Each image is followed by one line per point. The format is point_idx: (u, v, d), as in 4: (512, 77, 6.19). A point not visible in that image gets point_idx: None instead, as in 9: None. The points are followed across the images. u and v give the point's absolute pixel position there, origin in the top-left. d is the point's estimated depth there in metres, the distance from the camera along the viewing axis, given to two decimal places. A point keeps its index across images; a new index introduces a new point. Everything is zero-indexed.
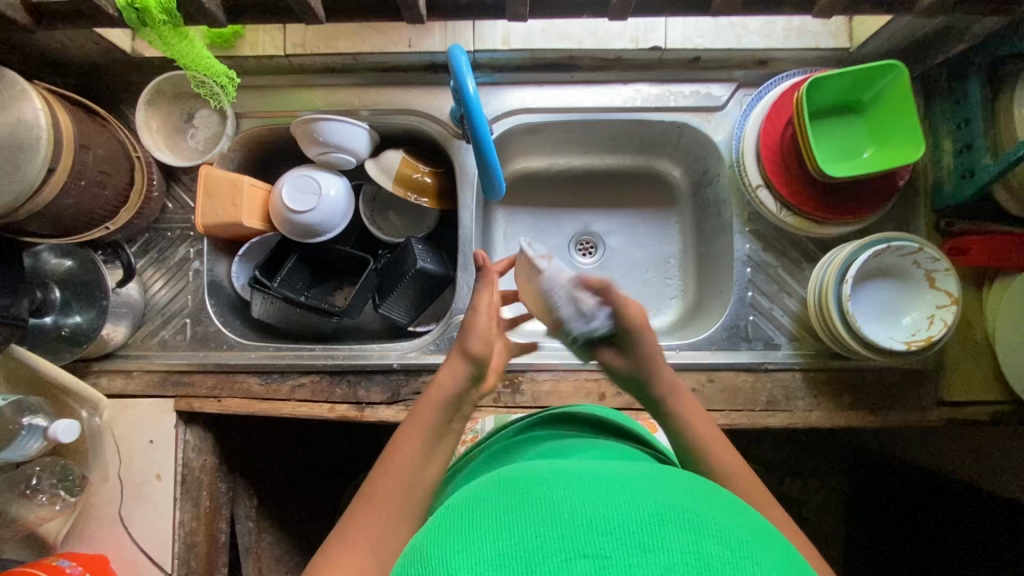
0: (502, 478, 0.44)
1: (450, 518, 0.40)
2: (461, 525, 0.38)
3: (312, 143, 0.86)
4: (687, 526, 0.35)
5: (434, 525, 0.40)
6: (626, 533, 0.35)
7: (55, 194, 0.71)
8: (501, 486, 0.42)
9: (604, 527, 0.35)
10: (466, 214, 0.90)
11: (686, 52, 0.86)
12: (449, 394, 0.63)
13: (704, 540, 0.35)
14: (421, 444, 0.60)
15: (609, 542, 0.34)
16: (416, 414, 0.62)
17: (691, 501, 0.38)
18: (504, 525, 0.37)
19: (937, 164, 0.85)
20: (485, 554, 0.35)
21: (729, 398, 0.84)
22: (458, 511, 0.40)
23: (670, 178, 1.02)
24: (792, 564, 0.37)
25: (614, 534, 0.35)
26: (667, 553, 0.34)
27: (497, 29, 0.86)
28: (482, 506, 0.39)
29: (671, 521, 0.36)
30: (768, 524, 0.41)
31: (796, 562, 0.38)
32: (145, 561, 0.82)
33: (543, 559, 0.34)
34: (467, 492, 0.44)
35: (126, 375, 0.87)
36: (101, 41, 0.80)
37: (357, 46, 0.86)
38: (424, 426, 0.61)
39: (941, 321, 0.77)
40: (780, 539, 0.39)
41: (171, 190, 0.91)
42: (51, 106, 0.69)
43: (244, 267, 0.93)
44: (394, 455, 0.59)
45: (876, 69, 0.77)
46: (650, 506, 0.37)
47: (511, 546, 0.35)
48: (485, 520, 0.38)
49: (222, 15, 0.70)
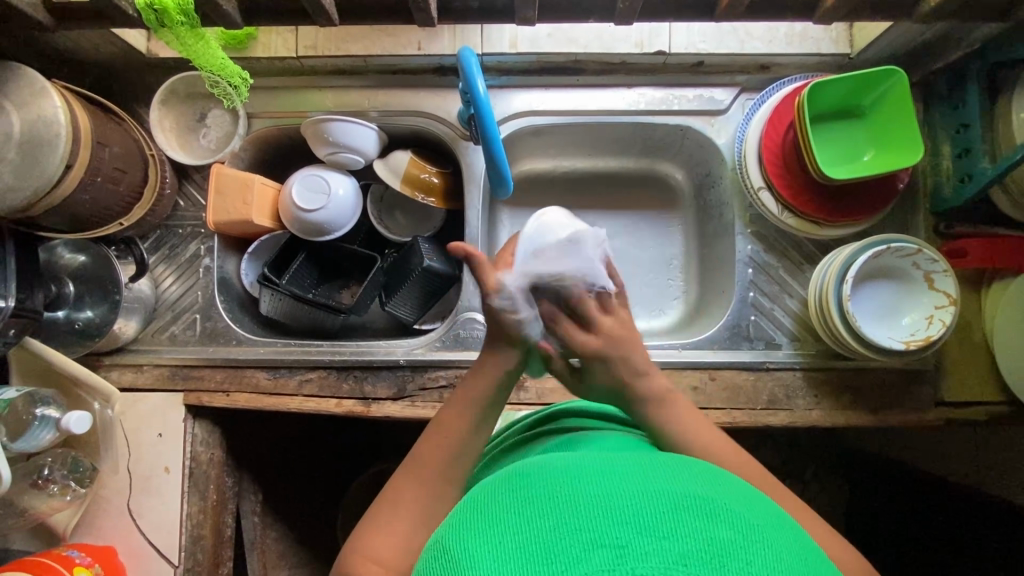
0: (515, 474, 0.45)
1: (469, 515, 0.41)
2: (479, 522, 0.39)
3: (322, 143, 0.88)
4: (698, 513, 0.36)
5: (453, 524, 0.41)
6: (641, 521, 0.36)
7: (72, 190, 0.73)
8: (515, 482, 0.43)
9: (619, 517, 0.36)
10: (472, 214, 0.92)
11: (689, 57, 0.88)
12: (501, 372, 0.62)
13: (717, 526, 0.36)
14: (468, 424, 0.59)
15: (624, 531, 0.35)
16: (463, 391, 0.61)
17: (702, 488, 0.40)
18: (521, 521, 0.38)
19: (936, 167, 0.86)
20: (506, 548, 0.36)
21: (731, 396, 0.85)
22: (476, 507, 0.41)
23: (672, 180, 1.04)
24: (804, 547, 0.38)
25: (628, 523, 0.36)
26: (682, 540, 0.35)
27: (505, 33, 0.88)
28: (498, 503, 0.40)
29: (683, 509, 0.37)
30: (774, 507, 0.42)
31: (805, 543, 0.39)
32: (152, 553, 0.83)
33: (562, 552, 0.35)
34: (483, 488, 0.45)
35: (136, 369, 0.88)
36: (118, 41, 0.82)
37: (367, 48, 0.88)
38: (472, 403, 0.60)
39: (940, 321, 0.79)
40: (789, 523, 0.40)
41: (183, 188, 0.93)
42: (70, 103, 0.71)
43: (254, 265, 0.95)
44: (442, 433, 0.59)
45: (875, 74, 0.79)
46: (661, 495, 0.38)
47: (529, 539, 0.36)
48: (503, 516, 0.39)
49: (238, 16, 0.72)
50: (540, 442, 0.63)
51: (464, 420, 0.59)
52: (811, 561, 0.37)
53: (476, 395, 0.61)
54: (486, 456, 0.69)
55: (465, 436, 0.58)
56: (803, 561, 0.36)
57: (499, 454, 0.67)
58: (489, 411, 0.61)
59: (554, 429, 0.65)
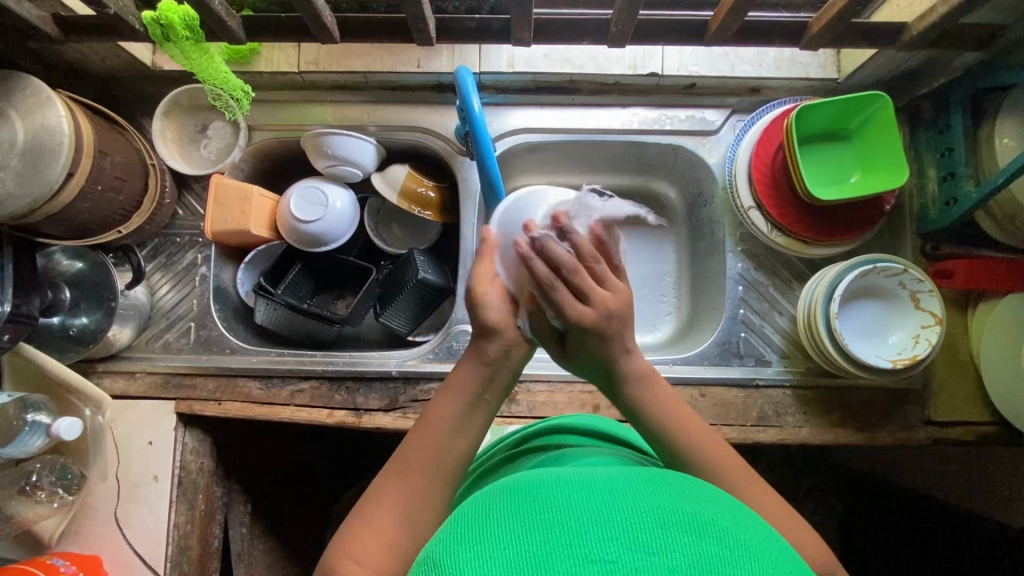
0: (501, 490, 0.45)
1: (457, 532, 0.41)
2: (468, 538, 0.39)
3: (320, 156, 0.89)
4: (687, 529, 0.37)
5: (441, 541, 0.41)
6: (630, 537, 0.36)
7: (73, 198, 0.74)
8: (501, 499, 0.43)
9: (609, 533, 0.37)
10: (467, 228, 0.93)
11: (682, 79, 0.90)
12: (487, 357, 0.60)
13: (705, 539, 0.37)
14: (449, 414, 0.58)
15: (612, 545, 0.36)
16: (452, 380, 0.60)
17: (689, 503, 0.40)
18: (511, 535, 0.38)
19: (922, 190, 0.88)
20: (495, 563, 0.36)
21: (721, 412, 0.86)
22: (465, 524, 0.41)
23: (665, 198, 1.05)
24: (787, 560, 0.39)
25: (617, 538, 0.36)
26: (670, 556, 0.35)
27: (502, 54, 0.90)
28: (487, 519, 0.41)
29: (672, 525, 0.37)
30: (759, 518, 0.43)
31: (787, 552, 0.40)
32: (137, 563, 0.82)
33: (552, 565, 0.35)
34: (470, 505, 0.45)
35: (129, 377, 0.89)
36: (123, 54, 0.84)
37: (368, 65, 0.90)
38: (460, 394, 0.59)
39: (926, 341, 0.80)
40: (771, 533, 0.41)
41: (183, 197, 0.94)
42: (74, 112, 0.73)
43: (250, 274, 0.96)
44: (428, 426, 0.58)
45: (861, 99, 0.81)
46: (649, 512, 0.38)
47: (519, 552, 0.37)
48: (493, 532, 0.39)
49: (242, 32, 0.74)
50: (530, 459, 0.63)
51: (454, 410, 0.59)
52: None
53: (463, 384, 0.60)
54: (474, 471, 0.69)
55: (450, 428, 0.58)
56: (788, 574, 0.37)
57: (488, 468, 0.67)
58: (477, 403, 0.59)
59: (544, 446, 0.65)
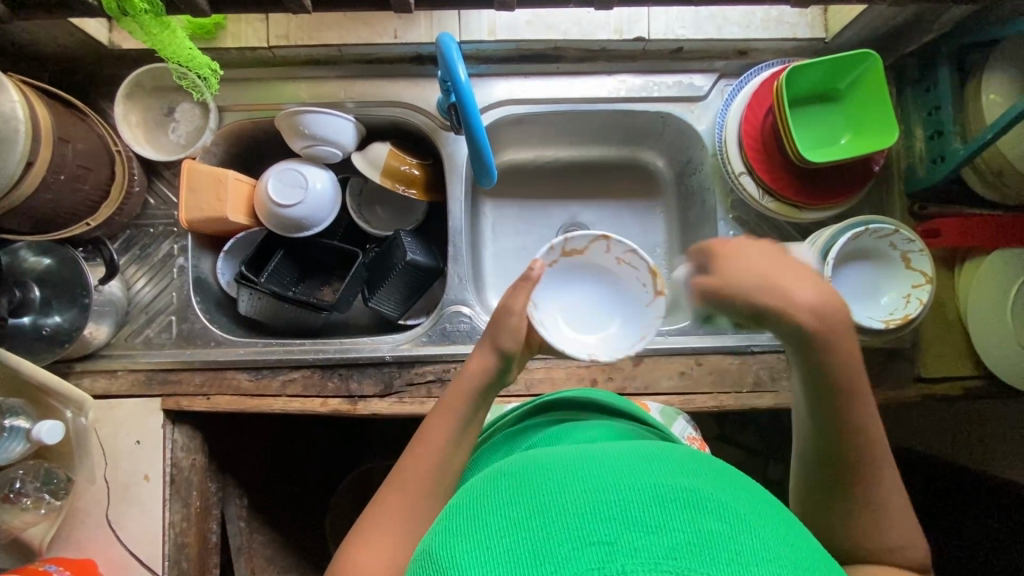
0: (501, 475, 0.44)
1: (457, 521, 0.40)
2: (467, 529, 0.38)
3: (297, 136, 0.85)
4: (687, 505, 0.36)
5: (441, 532, 0.40)
6: (628, 516, 0.35)
7: (35, 188, 0.70)
8: (501, 483, 0.42)
9: (607, 514, 0.36)
10: (455, 205, 0.90)
11: (668, 43, 0.88)
12: (479, 382, 0.62)
13: (704, 516, 0.35)
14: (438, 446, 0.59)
15: (612, 526, 0.35)
16: (448, 398, 0.62)
17: (689, 478, 0.39)
18: (506, 521, 0.37)
19: (909, 149, 0.88)
20: (493, 553, 0.35)
21: (717, 379, 0.86)
22: (461, 511, 0.41)
23: (654, 167, 1.04)
24: (793, 536, 0.38)
25: (617, 519, 0.35)
26: (669, 534, 0.34)
27: (483, 21, 0.87)
28: (485, 508, 0.40)
29: (672, 499, 0.36)
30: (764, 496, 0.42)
31: (791, 527, 0.39)
32: (133, 564, 0.80)
33: (549, 552, 0.34)
34: (467, 492, 0.44)
35: (110, 375, 0.85)
36: (77, 32, 0.79)
37: (343, 38, 0.86)
38: (454, 417, 0.60)
39: (917, 300, 0.81)
40: (775, 507, 0.41)
41: (154, 185, 0.90)
42: (29, 99, 0.68)
43: (230, 263, 0.91)
44: (425, 442, 0.59)
45: (851, 58, 0.80)
46: (647, 487, 0.37)
47: (519, 541, 0.36)
48: (491, 520, 0.38)
49: (206, 5, 0.69)
50: (531, 436, 0.62)
51: (453, 421, 0.60)
52: (800, 550, 0.37)
53: (463, 401, 0.61)
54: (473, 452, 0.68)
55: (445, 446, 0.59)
56: (792, 550, 0.36)
57: (490, 447, 0.66)
58: (472, 420, 0.61)
59: (549, 422, 0.65)
